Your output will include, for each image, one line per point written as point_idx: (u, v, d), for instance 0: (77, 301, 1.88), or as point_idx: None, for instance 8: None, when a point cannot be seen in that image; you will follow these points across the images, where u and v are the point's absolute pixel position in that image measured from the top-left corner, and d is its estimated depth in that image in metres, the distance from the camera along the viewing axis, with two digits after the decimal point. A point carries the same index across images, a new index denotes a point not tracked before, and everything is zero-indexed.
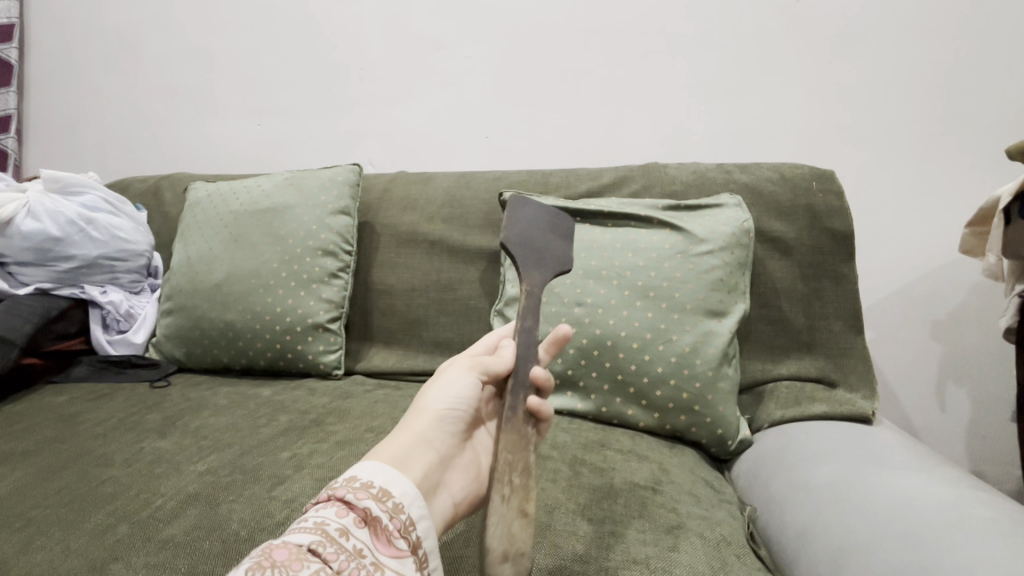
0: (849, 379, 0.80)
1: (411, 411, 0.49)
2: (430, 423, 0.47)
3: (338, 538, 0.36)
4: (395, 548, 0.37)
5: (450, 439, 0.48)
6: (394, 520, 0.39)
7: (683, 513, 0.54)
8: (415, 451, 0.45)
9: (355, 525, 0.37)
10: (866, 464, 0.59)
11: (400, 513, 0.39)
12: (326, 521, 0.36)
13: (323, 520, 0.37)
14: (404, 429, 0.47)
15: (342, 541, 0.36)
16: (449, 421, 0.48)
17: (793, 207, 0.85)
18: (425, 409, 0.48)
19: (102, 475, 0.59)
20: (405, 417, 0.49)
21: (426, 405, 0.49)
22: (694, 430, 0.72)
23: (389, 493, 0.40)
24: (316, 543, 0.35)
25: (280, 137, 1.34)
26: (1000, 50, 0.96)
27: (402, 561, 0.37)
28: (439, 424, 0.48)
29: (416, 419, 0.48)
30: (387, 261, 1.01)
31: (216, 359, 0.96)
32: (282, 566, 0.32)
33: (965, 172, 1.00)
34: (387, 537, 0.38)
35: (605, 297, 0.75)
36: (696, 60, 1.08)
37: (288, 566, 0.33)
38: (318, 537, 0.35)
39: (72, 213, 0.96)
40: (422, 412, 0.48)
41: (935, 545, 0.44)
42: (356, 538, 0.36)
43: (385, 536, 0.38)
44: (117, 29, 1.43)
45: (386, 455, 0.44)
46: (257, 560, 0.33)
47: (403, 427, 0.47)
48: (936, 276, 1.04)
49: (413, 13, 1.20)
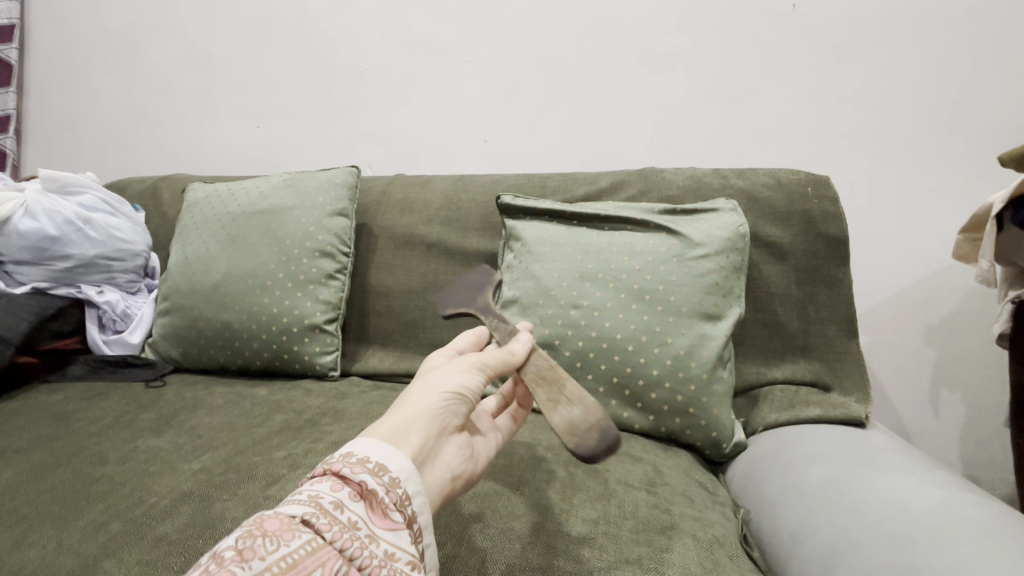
0: (843, 383, 0.80)
1: (413, 390, 0.47)
2: (434, 398, 0.45)
3: (333, 510, 0.35)
4: (390, 521, 0.37)
5: (453, 419, 0.46)
6: (390, 494, 0.38)
7: (676, 514, 0.54)
8: (417, 423, 0.43)
9: (351, 498, 0.37)
10: (859, 467, 0.59)
11: (397, 487, 0.38)
12: (320, 495, 0.36)
13: (317, 494, 0.36)
14: (405, 405, 0.45)
15: (337, 513, 0.35)
16: (453, 399, 0.46)
17: (789, 212, 0.86)
18: (428, 386, 0.47)
19: (95, 473, 0.59)
20: (405, 393, 0.47)
21: (431, 384, 0.47)
22: (688, 432, 0.72)
23: (386, 468, 0.39)
24: (310, 513, 0.35)
25: (279, 139, 1.35)
26: (992, 60, 0.97)
27: (398, 534, 0.37)
28: (444, 404, 0.46)
29: (419, 395, 0.46)
30: (384, 263, 1.01)
31: (212, 359, 0.95)
32: (273, 536, 0.32)
33: (959, 179, 1.01)
34: (382, 510, 0.37)
35: (601, 299, 0.76)
36: (692, 68, 1.09)
37: (280, 536, 0.32)
38: (311, 509, 0.35)
39: (69, 213, 0.96)
40: (424, 388, 0.46)
41: (925, 546, 0.45)
42: (351, 511, 0.36)
43: (381, 509, 0.37)
44: (117, 31, 1.43)
45: (385, 429, 0.42)
46: (249, 528, 0.33)
47: (404, 404, 0.45)
48: (929, 282, 1.05)
49: (413, 18, 1.21)
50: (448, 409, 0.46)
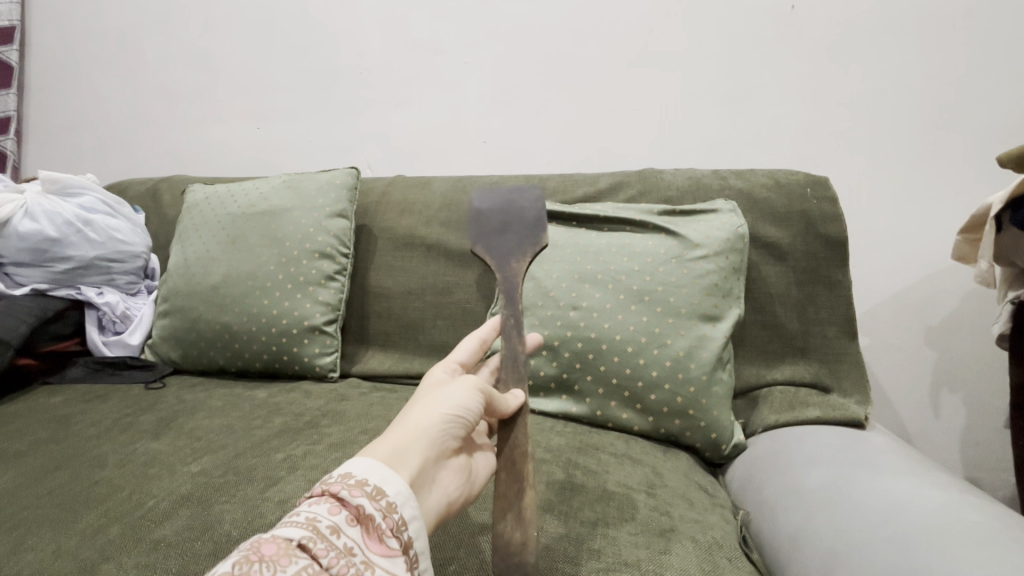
0: (843, 384, 0.80)
1: (414, 408, 0.47)
2: (435, 419, 0.45)
3: (330, 535, 0.35)
4: (386, 547, 0.37)
5: (454, 440, 0.46)
6: (387, 519, 0.38)
7: (676, 517, 0.54)
8: (416, 445, 0.43)
9: (347, 523, 0.37)
10: (859, 469, 0.59)
11: (393, 512, 0.38)
12: (317, 518, 0.36)
13: (315, 516, 0.36)
14: (406, 424, 0.45)
15: (333, 539, 0.35)
16: (454, 421, 0.46)
17: (788, 213, 0.86)
18: (430, 405, 0.46)
19: (95, 476, 0.59)
20: (405, 410, 0.46)
21: (433, 403, 0.46)
22: (688, 434, 0.72)
23: (383, 492, 0.39)
24: (307, 538, 0.34)
25: (279, 140, 1.35)
26: (991, 59, 0.97)
27: (393, 560, 0.37)
28: (445, 427, 0.45)
29: (420, 415, 0.45)
30: (384, 264, 1.01)
31: (212, 361, 0.95)
32: (271, 562, 0.32)
33: (959, 180, 1.01)
34: (378, 535, 0.37)
35: (600, 300, 0.76)
36: (691, 68, 1.09)
37: (277, 561, 0.32)
38: (308, 532, 0.35)
39: (69, 215, 0.96)
40: (425, 407, 0.46)
41: (924, 549, 0.45)
42: (347, 536, 0.36)
43: (377, 534, 0.37)
44: (117, 32, 1.44)
45: (384, 449, 0.42)
46: (246, 553, 0.32)
47: (405, 423, 0.45)
48: (929, 283, 1.05)
49: (412, 18, 1.21)
50: (448, 432, 0.45)
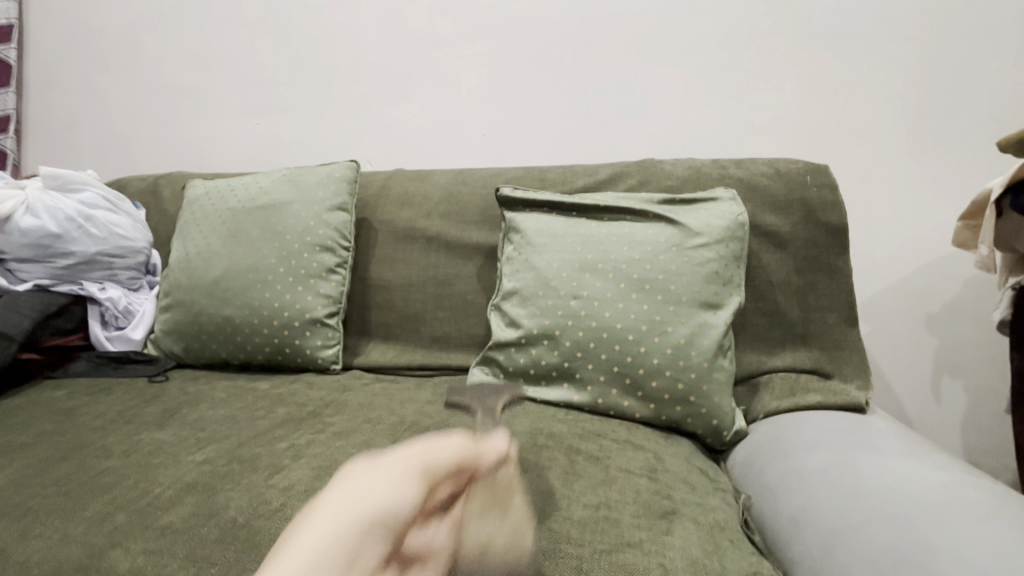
0: (844, 370, 0.80)
1: (323, 494, 0.28)
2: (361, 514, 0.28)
3: None
4: None
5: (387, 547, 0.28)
6: None
7: (677, 499, 0.55)
8: (336, 560, 0.26)
9: None
10: (859, 450, 0.59)
11: None
12: None
13: None
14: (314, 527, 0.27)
15: None
16: (391, 519, 0.29)
17: (788, 201, 0.86)
18: (350, 493, 0.28)
19: (101, 466, 0.60)
20: (313, 498, 0.29)
21: (357, 493, 0.28)
22: (689, 421, 0.72)
23: None
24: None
25: (278, 135, 1.35)
26: (990, 47, 0.97)
27: None
28: (378, 524, 0.28)
29: (334, 511, 0.27)
30: (385, 256, 1.01)
31: (214, 354, 0.96)
32: None
33: (958, 167, 1.01)
34: None
35: (601, 289, 0.76)
36: (690, 58, 1.09)
37: None
38: None
39: (71, 210, 0.97)
40: (344, 500, 0.28)
41: (927, 527, 0.45)
42: None
43: None
44: (115, 29, 1.43)
45: None
46: None
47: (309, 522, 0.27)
48: (930, 270, 1.05)
49: (410, 12, 1.21)
50: (381, 533, 0.28)
